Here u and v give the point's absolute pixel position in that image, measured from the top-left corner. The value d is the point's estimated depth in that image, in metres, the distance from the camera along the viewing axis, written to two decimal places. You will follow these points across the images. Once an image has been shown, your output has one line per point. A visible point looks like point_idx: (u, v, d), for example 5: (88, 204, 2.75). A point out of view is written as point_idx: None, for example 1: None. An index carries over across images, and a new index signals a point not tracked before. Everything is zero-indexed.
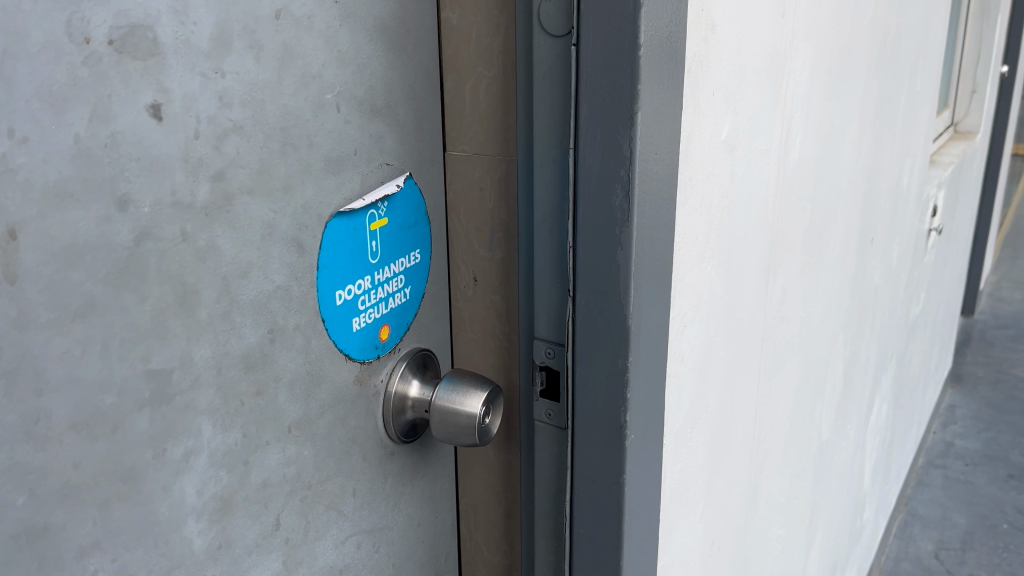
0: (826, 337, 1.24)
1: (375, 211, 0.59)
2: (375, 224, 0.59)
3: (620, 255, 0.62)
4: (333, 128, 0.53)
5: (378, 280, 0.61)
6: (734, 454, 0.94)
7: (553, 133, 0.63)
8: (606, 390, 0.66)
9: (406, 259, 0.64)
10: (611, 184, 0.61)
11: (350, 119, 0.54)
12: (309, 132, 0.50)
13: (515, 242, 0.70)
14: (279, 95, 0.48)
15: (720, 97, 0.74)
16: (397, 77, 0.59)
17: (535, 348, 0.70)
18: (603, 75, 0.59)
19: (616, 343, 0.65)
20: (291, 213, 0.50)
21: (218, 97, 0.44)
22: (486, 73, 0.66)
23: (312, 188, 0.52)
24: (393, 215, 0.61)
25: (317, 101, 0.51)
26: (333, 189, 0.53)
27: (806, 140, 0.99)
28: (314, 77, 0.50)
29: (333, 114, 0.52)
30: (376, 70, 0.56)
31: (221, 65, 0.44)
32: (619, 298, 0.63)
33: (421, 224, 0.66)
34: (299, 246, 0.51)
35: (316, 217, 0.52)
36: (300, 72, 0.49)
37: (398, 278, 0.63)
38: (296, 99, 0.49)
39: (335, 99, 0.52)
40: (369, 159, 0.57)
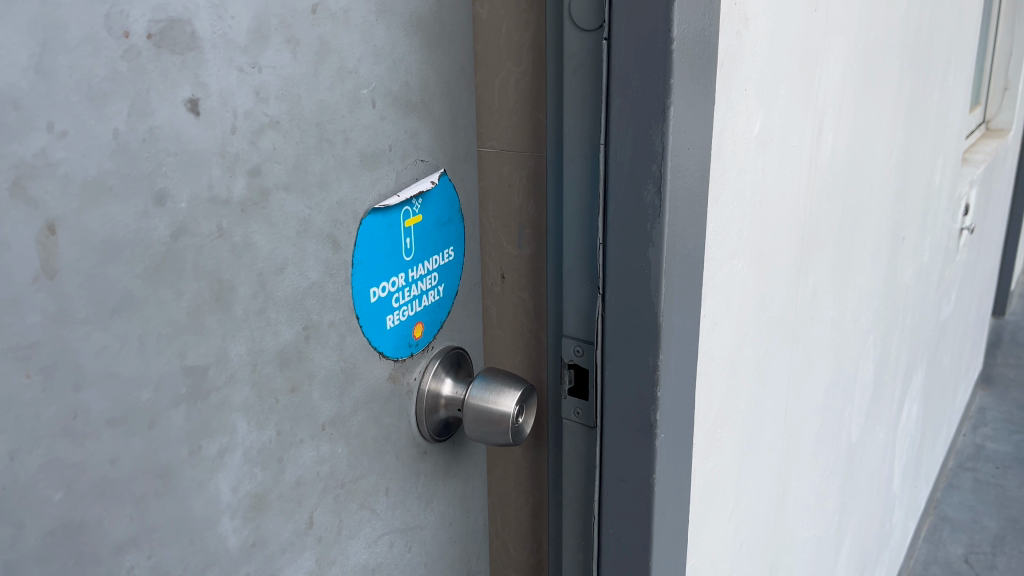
0: (857, 337, 1.22)
1: (409, 208, 0.58)
2: (409, 221, 0.59)
3: (650, 251, 0.61)
4: (368, 124, 0.52)
5: (412, 277, 0.61)
6: (764, 455, 0.92)
7: (584, 129, 0.63)
8: (636, 389, 0.65)
9: (439, 256, 0.64)
10: (643, 179, 0.60)
11: (385, 115, 0.54)
12: (345, 129, 0.50)
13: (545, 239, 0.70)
14: (316, 90, 0.48)
15: (753, 93, 0.72)
16: (431, 74, 0.58)
17: (563, 346, 0.70)
18: (634, 69, 0.59)
19: (646, 340, 0.64)
20: (326, 210, 0.50)
21: (254, 92, 0.44)
22: (516, 69, 0.65)
23: (347, 184, 0.51)
24: (427, 212, 0.61)
25: (352, 96, 0.51)
26: (367, 185, 0.53)
27: (839, 136, 0.97)
28: (350, 72, 0.50)
29: (369, 110, 0.52)
30: (411, 67, 0.56)
31: (258, 60, 0.44)
32: (649, 294, 0.62)
33: (455, 222, 0.65)
34: (333, 243, 0.51)
35: (351, 214, 0.52)
36: (336, 67, 0.49)
37: (432, 276, 0.63)
38: (332, 94, 0.49)
39: (370, 94, 0.52)
40: (404, 156, 0.57)
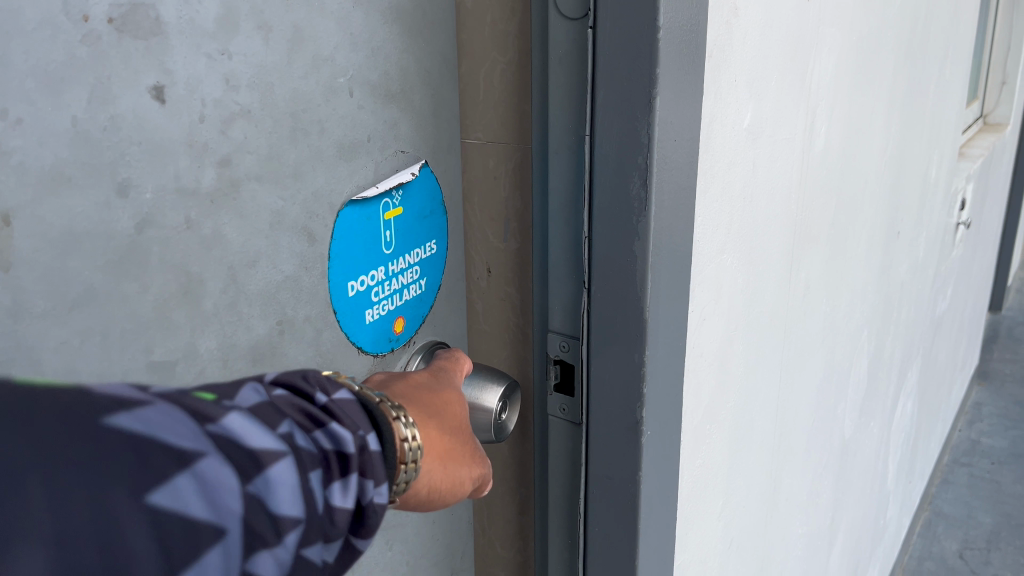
0: (850, 332, 1.20)
1: (388, 200, 0.57)
2: (388, 213, 0.57)
3: (636, 245, 0.60)
4: (345, 114, 0.51)
5: (391, 271, 0.59)
6: (755, 452, 0.91)
7: (569, 120, 0.62)
8: (621, 385, 0.64)
9: (421, 249, 0.62)
10: (629, 172, 0.59)
11: (363, 104, 0.53)
12: (320, 118, 0.49)
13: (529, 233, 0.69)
14: (289, 78, 0.46)
15: (744, 83, 0.70)
16: (412, 63, 0.57)
17: (549, 341, 0.68)
18: (620, 59, 0.57)
19: (632, 336, 0.62)
20: (301, 202, 0.49)
21: (224, 79, 0.43)
22: (501, 59, 0.65)
23: (323, 175, 0.50)
24: (408, 203, 0.59)
25: (328, 85, 0.49)
26: (344, 176, 0.52)
27: (833, 128, 0.95)
28: (326, 60, 0.49)
29: (346, 99, 0.51)
30: (390, 55, 0.54)
31: (228, 46, 0.42)
32: (634, 289, 0.61)
33: (437, 214, 0.64)
34: (309, 236, 0.50)
35: (327, 206, 0.51)
36: (312, 54, 0.48)
37: (414, 269, 0.62)
38: (306, 83, 0.48)
39: (348, 83, 0.51)
40: (383, 147, 0.55)
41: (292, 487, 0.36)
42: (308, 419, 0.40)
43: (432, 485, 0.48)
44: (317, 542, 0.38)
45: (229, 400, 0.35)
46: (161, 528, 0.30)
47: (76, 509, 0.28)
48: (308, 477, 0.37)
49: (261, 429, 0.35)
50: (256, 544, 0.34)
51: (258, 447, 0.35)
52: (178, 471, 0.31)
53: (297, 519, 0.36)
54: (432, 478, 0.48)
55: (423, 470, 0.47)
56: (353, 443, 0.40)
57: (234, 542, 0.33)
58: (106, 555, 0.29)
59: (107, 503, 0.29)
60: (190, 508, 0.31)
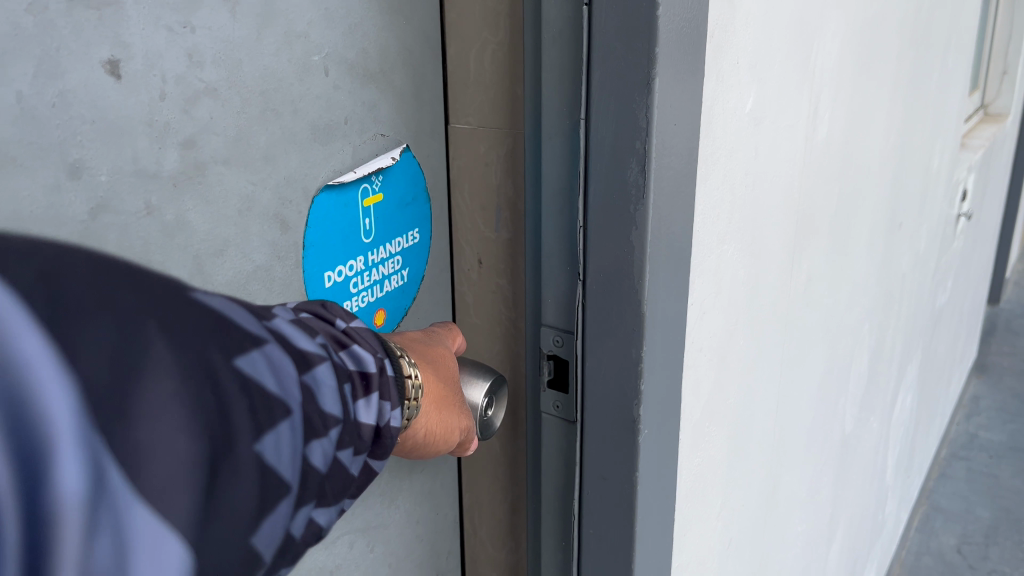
0: (851, 325, 1.18)
1: (367, 186, 0.57)
2: (367, 200, 0.58)
3: (634, 236, 0.57)
4: (320, 94, 0.51)
5: (372, 259, 0.60)
6: (754, 449, 0.88)
7: (563, 104, 0.58)
8: (618, 383, 0.61)
9: (403, 238, 0.63)
10: (626, 157, 0.56)
11: (339, 84, 0.52)
12: (293, 98, 0.49)
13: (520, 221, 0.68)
14: (259, 55, 0.46)
15: (747, 66, 0.67)
16: (393, 42, 0.57)
17: (542, 335, 0.66)
18: (617, 37, 0.54)
19: (629, 331, 0.59)
20: (273, 186, 0.49)
21: (186, 55, 0.42)
22: (492, 39, 0.64)
23: (295, 159, 0.50)
24: (389, 190, 0.60)
25: (302, 64, 0.49)
26: (320, 159, 0.52)
27: (836, 115, 0.92)
28: (299, 37, 0.48)
29: (321, 78, 0.51)
30: (368, 33, 0.54)
31: (191, 18, 0.42)
32: (632, 282, 0.58)
33: (420, 201, 0.64)
34: (281, 223, 0.50)
35: (301, 191, 0.51)
36: (284, 30, 0.47)
37: (395, 258, 0.62)
38: (278, 60, 0.47)
39: (323, 62, 0.50)
40: (360, 130, 0.55)
41: (330, 385, 0.43)
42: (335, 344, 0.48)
43: (428, 426, 0.57)
44: (348, 443, 0.45)
45: (276, 316, 0.43)
46: (246, 387, 0.34)
47: (186, 348, 0.31)
48: (343, 381, 0.44)
49: (305, 333, 0.43)
50: (314, 423, 0.40)
51: (302, 349, 0.42)
52: (250, 349, 0.36)
53: (338, 412, 0.42)
54: (428, 421, 0.57)
55: (421, 411, 0.56)
56: (370, 363, 0.49)
57: (297, 418, 0.37)
58: (213, 391, 0.32)
59: (206, 356, 0.32)
60: (265, 378, 0.36)
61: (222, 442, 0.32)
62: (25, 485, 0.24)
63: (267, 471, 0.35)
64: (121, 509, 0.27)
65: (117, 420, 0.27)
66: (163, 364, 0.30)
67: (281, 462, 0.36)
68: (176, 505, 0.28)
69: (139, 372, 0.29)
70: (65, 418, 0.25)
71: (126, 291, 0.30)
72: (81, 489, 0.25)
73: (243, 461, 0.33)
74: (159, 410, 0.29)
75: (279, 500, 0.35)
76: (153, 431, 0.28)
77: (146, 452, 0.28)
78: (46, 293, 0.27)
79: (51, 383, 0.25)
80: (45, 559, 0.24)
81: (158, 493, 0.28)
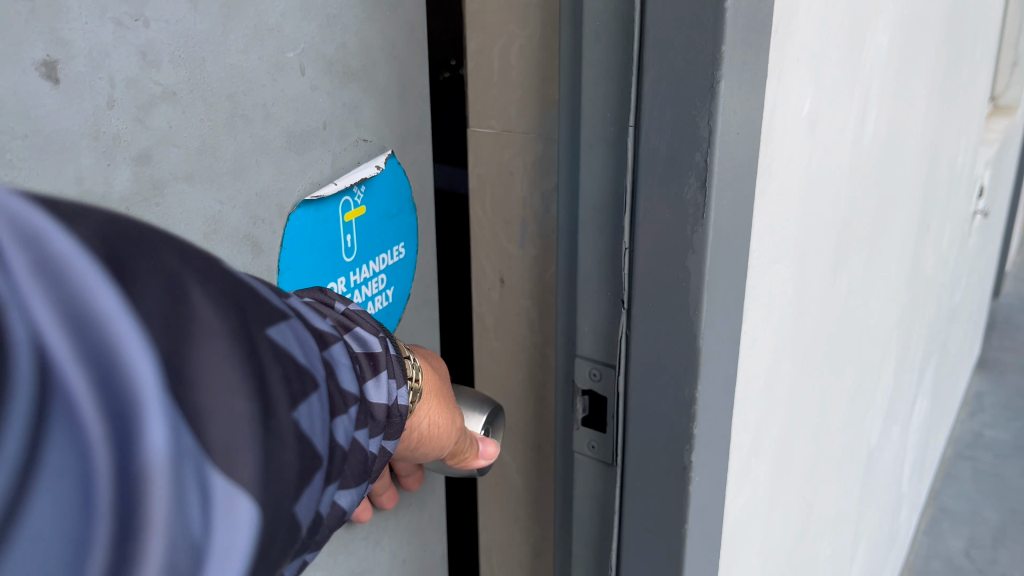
0: (882, 336, 1.11)
1: (348, 199, 0.52)
2: (348, 215, 0.52)
3: (690, 261, 0.50)
4: (295, 96, 0.46)
5: (353, 280, 0.54)
6: (794, 478, 0.82)
7: (607, 108, 0.51)
8: (665, 424, 0.54)
9: (388, 255, 0.57)
10: (682, 172, 0.48)
11: (318, 84, 0.47)
12: (266, 101, 0.44)
13: (545, 237, 0.61)
14: (225, 53, 0.41)
15: (806, 64, 0.59)
16: (375, 35, 0.51)
17: (577, 367, 0.58)
18: (675, 32, 0.46)
19: (680, 368, 0.52)
20: (242, 203, 0.44)
21: (139, 53, 0.36)
22: (520, 33, 0.57)
23: (268, 171, 0.45)
24: (372, 202, 0.54)
25: (274, 61, 0.44)
26: (296, 171, 0.47)
27: (881, 115, 0.84)
28: (272, 30, 0.43)
29: (296, 77, 0.46)
30: (349, 25, 0.49)
31: (143, 9, 0.36)
32: (685, 313, 0.51)
33: (408, 214, 0.58)
34: (252, 245, 0.46)
35: (274, 209, 0.46)
36: (254, 22, 0.42)
37: (378, 278, 0.57)
38: (248, 57, 0.42)
39: (298, 58, 0.45)
40: (341, 136, 0.50)
41: (345, 363, 0.40)
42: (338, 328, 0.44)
43: (433, 416, 0.53)
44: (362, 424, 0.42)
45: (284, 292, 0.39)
46: (281, 356, 0.32)
47: (234, 306, 0.30)
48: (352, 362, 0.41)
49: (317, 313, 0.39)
50: (336, 402, 0.37)
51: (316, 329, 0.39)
52: (281, 315, 0.33)
53: (353, 390, 0.39)
54: (431, 413, 0.53)
55: (423, 398, 0.52)
56: (374, 343, 0.45)
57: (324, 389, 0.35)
58: (263, 354, 0.30)
59: (252, 318, 0.30)
60: (294, 348, 0.33)
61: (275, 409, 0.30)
62: (115, 441, 0.24)
63: (305, 442, 0.32)
64: (195, 473, 0.26)
65: (180, 384, 0.26)
66: (216, 325, 0.28)
67: (316, 433, 0.33)
68: (247, 468, 0.28)
69: (196, 334, 0.27)
70: (145, 379, 0.25)
71: (172, 251, 0.28)
72: (165, 451, 0.25)
73: (287, 430, 0.30)
74: (219, 373, 0.28)
75: (315, 473, 0.33)
76: (215, 395, 0.27)
77: (209, 417, 0.27)
78: (106, 251, 0.26)
79: (129, 337, 0.25)
80: (136, 521, 0.24)
81: (225, 454, 0.27)
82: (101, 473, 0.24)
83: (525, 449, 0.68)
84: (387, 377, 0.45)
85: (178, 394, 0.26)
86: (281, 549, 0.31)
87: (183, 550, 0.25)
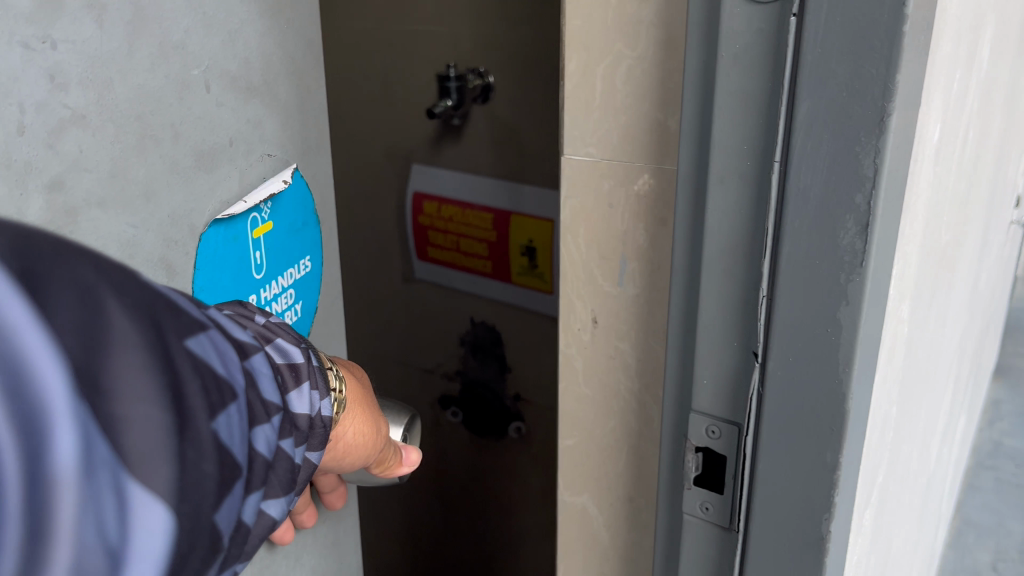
0: (948, 359, 1.06)
1: (257, 215, 0.53)
2: (257, 231, 0.53)
3: (842, 313, 0.44)
4: (202, 113, 0.47)
5: (267, 296, 0.55)
6: (886, 522, 0.76)
7: (743, 141, 0.45)
8: (800, 491, 0.49)
9: (295, 270, 0.58)
10: (838, 216, 0.43)
11: (223, 100, 0.49)
12: (174, 120, 0.45)
13: (649, 277, 0.56)
14: (132, 73, 0.42)
15: (941, 87, 0.54)
16: (273, 49, 0.53)
17: (691, 423, 0.53)
18: (838, 58, 0.41)
19: (822, 429, 0.47)
20: (155, 227, 0.45)
21: (48, 75, 0.38)
22: (629, 53, 0.52)
23: (180, 193, 0.46)
24: (279, 218, 0.55)
25: (180, 78, 0.45)
26: (205, 190, 0.48)
27: (975, 133, 0.79)
28: (177, 47, 0.45)
29: (203, 93, 0.47)
30: (250, 39, 0.51)
31: (50, 31, 0.37)
32: (833, 370, 0.45)
33: (312, 228, 0.60)
34: (167, 268, 0.47)
35: (186, 229, 0.47)
36: (158, 39, 0.43)
37: (287, 294, 0.58)
38: (155, 76, 0.43)
39: (204, 75, 0.47)
40: (247, 152, 0.52)
41: (264, 373, 0.43)
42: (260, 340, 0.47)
43: (359, 425, 0.55)
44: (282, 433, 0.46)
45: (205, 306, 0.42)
46: (200, 366, 0.32)
47: (150, 318, 0.31)
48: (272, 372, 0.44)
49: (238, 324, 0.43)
50: (255, 410, 0.40)
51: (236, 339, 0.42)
52: (200, 326, 0.34)
53: (274, 399, 0.43)
54: (358, 424, 0.55)
55: (348, 409, 0.54)
56: (295, 353, 0.49)
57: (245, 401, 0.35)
58: (179, 365, 0.31)
59: (169, 331, 0.31)
60: (213, 359, 0.34)
61: (193, 420, 0.31)
62: (24, 448, 0.25)
63: (224, 450, 0.33)
64: (106, 481, 0.27)
65: (94, 393, 0.28)
66: (130, 337, 0.29)
67: (234, 442, 0.34)
68: (162, 477, 0.29)
69: (109, 346, 0.29)
70: (55, 389, 0.26)
71: (87, 265, 0.30)
72: (74, 459, 0.26)
73: (204, 440, 0.31)
74: (132, 383, 0.29)
75: (235, 482, 0.34)
76: (129, 405, 0.28)
77: (125, 427, 0.28)
78: (18, 265, 0.28)
79: (36, 348, 0.26)
80: (45, 526, 0.25)
81: (139, 465, 0.28)
82: (12, 481, 0.25)
83: (618, 501, 0.63)
84: (309, 388, 0.48)
85: (94, 407, 0.28)
86: (200, 557, 0.32)
87: (95, 557, 0.26)
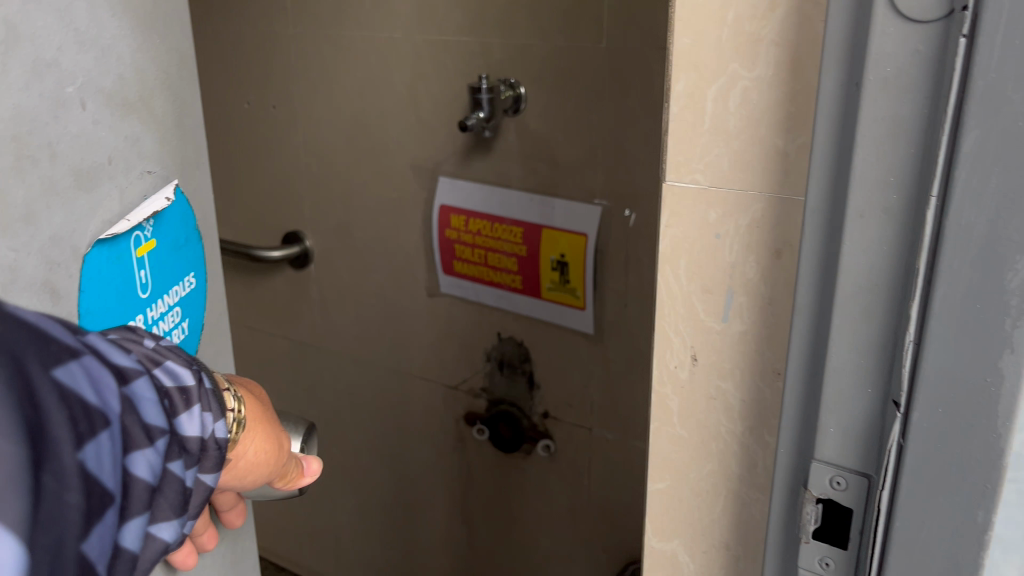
0: None
1: (140, 234, 0.53)
2: (141, 249, 0.54)
3: (1004, 362, 0.40)
4: (80, 131, 0.47)
5: (154, 315, 0.56)
6: None
7: (891, 173, 0.42)
8: (944, 551, 0.45)
9: (180, 288, 0.59)
10: (1006, 257, 0.39)
11: (99, 117, 0.49)
12: (51, 138, 0.45)
13: (760, 313, 0.52)
14: (5, 92, 0.42)
15: None
16: (146, 65, 0.53)
17: (813, 473, 0.49)
18: (1015, 84, 0.37)
19: (974, 487, 0.43)
20: (37, 249, 0.45)
21: None
22: (745, 74, 0.48)
23: (60, 214, 0.46)
24: (162, 236, 0.56)
25: (56, 97, 0.45)
26: (88, 211, 0.49)
27: None
28: (52, 65, 0.45)
29: (80, 111, 0.47)
30: (123, 55, 0.51)
31: None
32: (991, 424, 0.41)
33: (195, 244, 0.60)
34: (52, 291, 0.47)
35: (70, 250, 0.48)
36: (31, 56, 0.43)
37: (174, 311, 0.58)
38: (30, 96, 0.43)
39: (79, 93, 0.47)
40: (126, 169, 0.52)
41: (150, 397, 0.42)
42: (149, 359, 0.46)
43: (259, 443, 0.54)
44: (174, 456, 0.45)
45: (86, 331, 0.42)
46: (67, 396, 0.35)
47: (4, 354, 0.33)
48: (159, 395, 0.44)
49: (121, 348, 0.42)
50: (133, 435, 0.40)
51: (118, 364, 0.41)
52: (65, 357, 0.36)
53: (160, 424, 0.42)
54: (257, 442, 0.54)
55: (248, 428, 0.53)
56: (186, 375, 0.47)
57: (116, 428, 0.38)
58: (38, 397, 0.33)
59: (28, 369, 0.33)
60: (83, 388, 0.36)
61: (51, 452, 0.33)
62: None
63: (91, 480, 0.35)
64: None
65: None
66: None
67: (104, 471, 0.36)
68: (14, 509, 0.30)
69: None
70: None
71: None
72: None
73: (70, 470, 0.34)
74: None
75: (105, 510, 0.36)
76: None
77: None
78: None
79: None
80: None
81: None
82: None
83: (715, 547, 0.59)
84: (201, 411, 0.47)
85: None
86: None
87: None
